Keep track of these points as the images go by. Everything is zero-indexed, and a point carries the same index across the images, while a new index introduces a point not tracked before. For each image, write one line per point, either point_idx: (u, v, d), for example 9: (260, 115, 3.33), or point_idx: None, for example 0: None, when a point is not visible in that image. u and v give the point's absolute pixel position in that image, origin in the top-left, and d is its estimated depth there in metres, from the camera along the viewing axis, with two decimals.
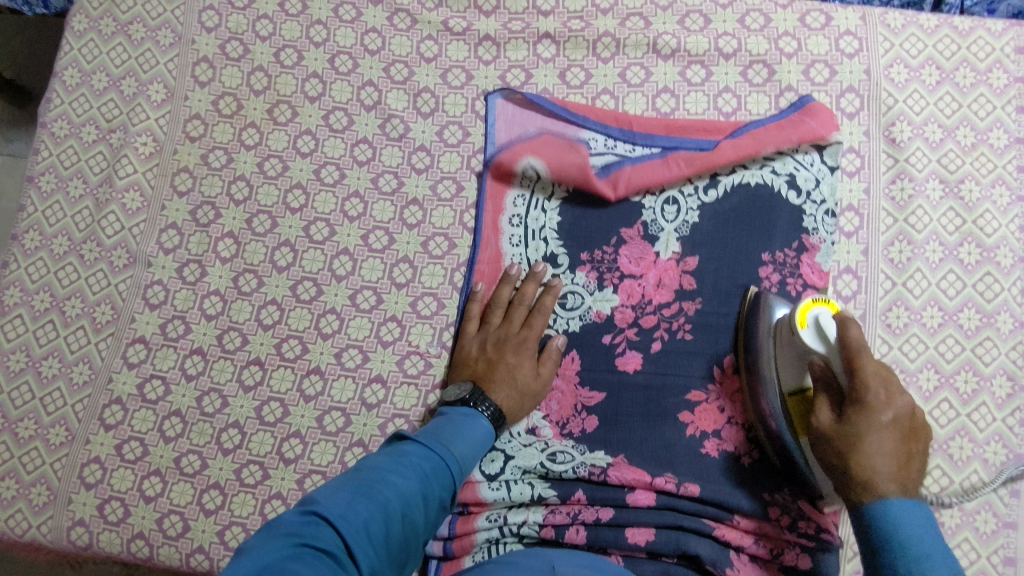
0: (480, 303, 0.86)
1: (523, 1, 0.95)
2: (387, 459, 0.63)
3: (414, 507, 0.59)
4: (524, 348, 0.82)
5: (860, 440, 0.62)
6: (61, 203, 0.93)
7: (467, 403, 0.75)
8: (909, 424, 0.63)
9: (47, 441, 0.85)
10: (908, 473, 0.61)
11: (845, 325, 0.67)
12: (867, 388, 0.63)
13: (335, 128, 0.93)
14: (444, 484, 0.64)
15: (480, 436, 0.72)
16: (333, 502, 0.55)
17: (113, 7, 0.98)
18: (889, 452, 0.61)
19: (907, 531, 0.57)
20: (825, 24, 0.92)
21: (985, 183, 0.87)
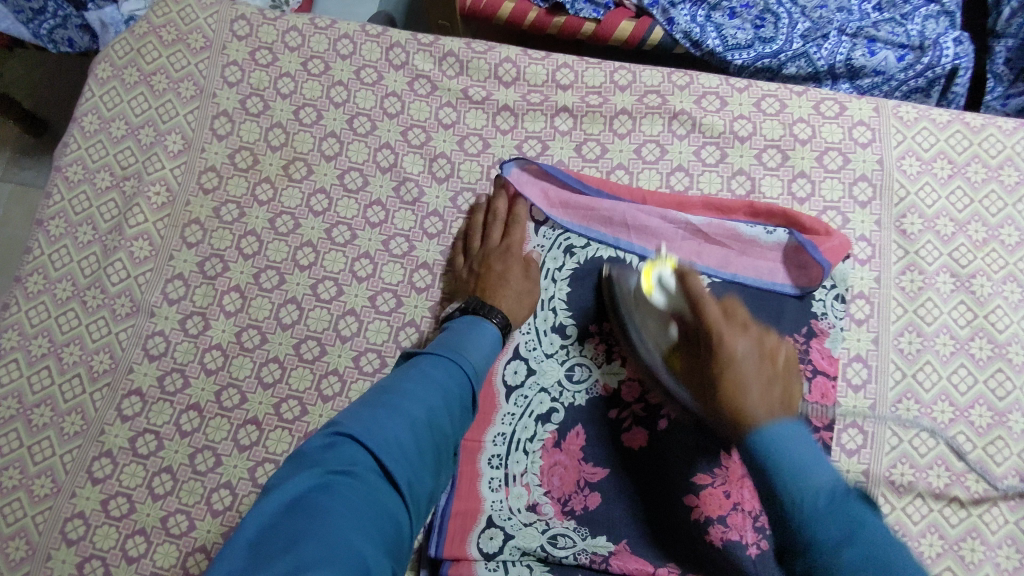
0: (461, 237, 0.91)
1: (543, 74, 0.96)
2: (403, 374, 0.66)
3: (439, 413, 0.64)
4: (509, 256, 0.87)
5: (724, 341, 0.66)
6: (69, 247, 0.92)
7: (465, 311, 0.79)
8: (772, 355, 0.67)
9: (31, 492, 0.83)
10: (777, 397, 0.62)
11: (685, 277, 0.74)
12: (717, 327, 0.68)
13: (349, 189, 0.94)
14: (461, 387, 0.68)
15: (490, 340, 0.76)
16: (355, 421, 0.59)
17: (137, 57, 0.99)
18: (754, 376, 0.63)
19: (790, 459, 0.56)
20: (839, 113, 0.93)
21: (997, 279, 0.87)
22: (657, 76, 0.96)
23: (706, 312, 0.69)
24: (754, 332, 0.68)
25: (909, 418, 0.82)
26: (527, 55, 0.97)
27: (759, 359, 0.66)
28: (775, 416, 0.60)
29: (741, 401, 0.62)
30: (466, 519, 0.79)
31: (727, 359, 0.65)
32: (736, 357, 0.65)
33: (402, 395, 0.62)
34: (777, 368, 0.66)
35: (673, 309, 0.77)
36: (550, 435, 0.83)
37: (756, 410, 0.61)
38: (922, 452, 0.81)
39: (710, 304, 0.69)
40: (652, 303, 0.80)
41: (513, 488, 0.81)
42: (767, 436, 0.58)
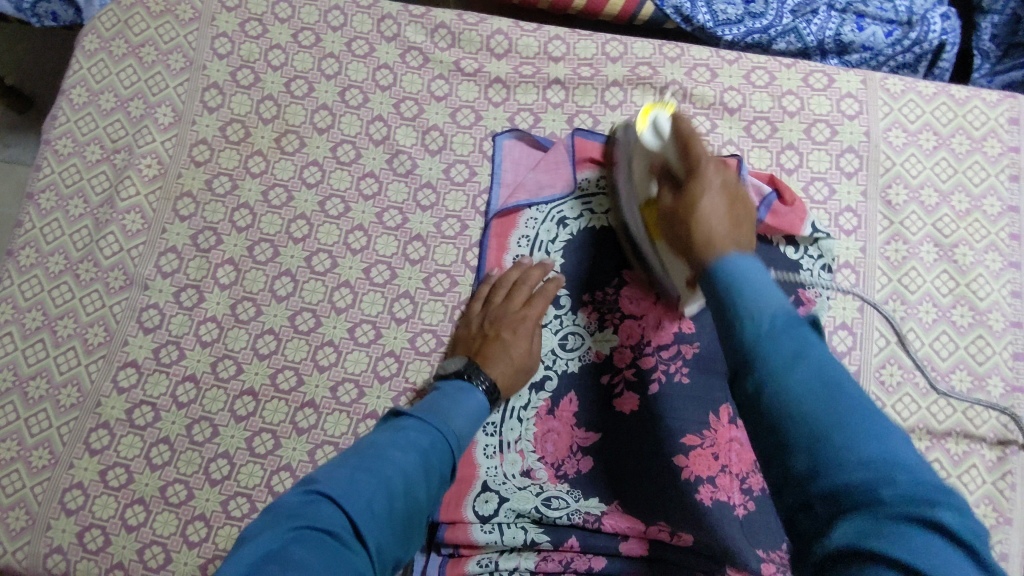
0: (490, 285, 0.87)
1: (535, 47, 0.97)
2: (387, 434, 0.65)
3: (416, 482, 0.62)
4: (522, 324, 0.83)
5: (694, 197, 0.66)
6: (60, 220, 0.92)
7: (461, 376, 0.76)
8: (736, 192, 0.68)
9: (29, 463, 0.83)
10: (742, 236, 0.63)
11: (680, 120, 0.72)
12: (699, 161, 0.69)
13: (342, 161, 0.94)
14: (442, 455, 0.66)
15: (475, 408, 0.73)
16: (333, 480, 0.59)
17: (125, 28, 0.98)
18: (722, 210, 0.65)
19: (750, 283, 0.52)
20: (827, 85, 0.94)
21: (979, 248, 0.89)
22: (649, 48, 0.96)
23: (696, 146, 0.70)
24: (731, 174, 0.70)
25: (892, 383, 0.85)
26: (518, 27, 0.97)
27: (729, 197, 0.67)
28: (743, 247, 0.60)
29: (702, 219, 0.63)
30: (462, 484, 0.81)
31: (698, 191, 0.66)
32: (707, 211, 0.64)
33: (382, 458, 0.61)
34: (741, 209, 0.67)
35: (666, 151, 0.74)
36: (544, 402, 0.84)
37: (725, 241, 0.60)
38: (904, 416, 0.84)
39: (701, 144, 0.70)
40: (642, 143, 0.78)
41: (508, 454, 0.82)
42: (738, 270, 0.54)
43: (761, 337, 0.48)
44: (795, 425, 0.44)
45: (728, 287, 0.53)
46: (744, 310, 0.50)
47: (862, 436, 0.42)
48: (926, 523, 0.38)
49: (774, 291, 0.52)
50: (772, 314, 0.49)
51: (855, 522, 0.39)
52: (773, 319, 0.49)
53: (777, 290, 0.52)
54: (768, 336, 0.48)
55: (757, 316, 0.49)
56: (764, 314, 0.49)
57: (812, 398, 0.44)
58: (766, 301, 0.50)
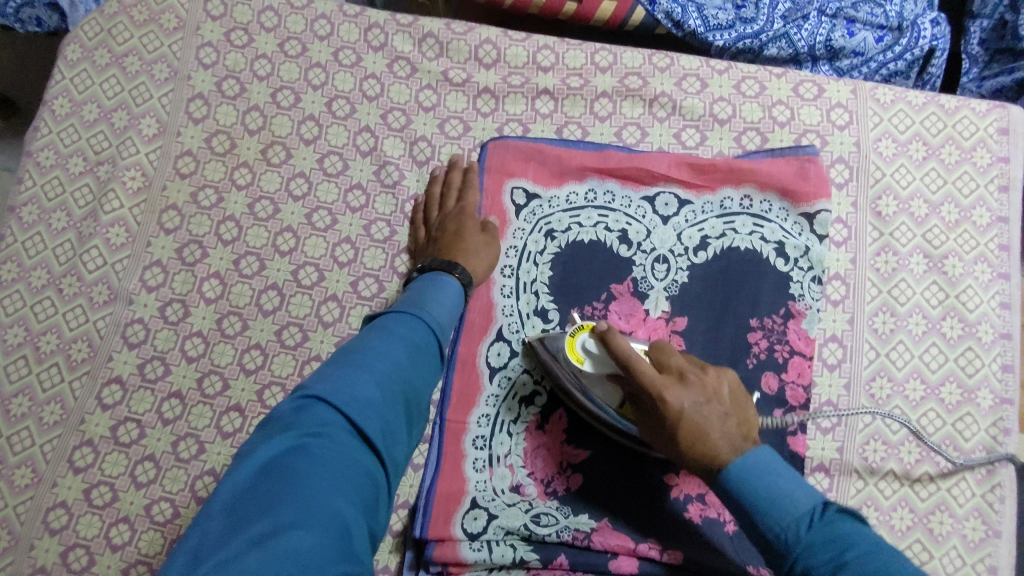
0: (422, 207, 0.90)
1: (523, 56, 0.96)
2: (366, 335, 0.65)
3: (405, 367, 0.64)
4: (467, 217, 0.86)
5: (683, 430, 0.68)
6: (42, 234, 0.90)
7: (425, 272, 0.78)
8: (715, 394, 0.71)
9: (12, 482, 0.82)
10: (737, 432, 0.68)
11: (611, 338, 0.72)
12: (659, 383, 0.69)
13: (329, 173, 0.93)
14: (430, 344, 0.69)
15: (451, 296, 0.76)
16: (323, 383, 0.59)
17: (108, 38, 0.96)
18: (714, 420, 0.68)
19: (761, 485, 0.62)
20: (817, 95, 0.94)
21: (968, 259, 0.89)
22: (638, 58, 0.96)
23: (642, 373, 0.70)
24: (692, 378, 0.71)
25: (881, 395, 0.85)
26: (507, 37, 0.97)
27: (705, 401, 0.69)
28: (741, 449, 0.66)
29: (705, 447, 0.67)
30: (451, 500, 0.80)
31: (676, 414, 0.68)
32: (704, 428, 0.67)
33: (367, 354, 0.62)
34: (724, 402, 0.71)
35: (608, 372, 0.75)
36: (534, 417, 0.83)
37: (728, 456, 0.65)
38: (894, 429, 0.84)
39: (644, 366, 0.70)
40: (583, 370, 0.77)
41: (497, 469, 0.82)
42: (743, 474, 0.63)
43: (813, 541, 0.57)
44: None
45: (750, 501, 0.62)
46: (772, 506, 0.60)
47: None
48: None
49: (794, 481, 0.62)
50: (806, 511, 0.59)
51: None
52: (805, 524, 0.59)
53: (795, 477, 0.62)
54: (808, 538, 0.58)
55: (796, 517, 0.59)
56: (797, 517, 0.59)
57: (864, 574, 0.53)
58: (791, 506, 0.60)
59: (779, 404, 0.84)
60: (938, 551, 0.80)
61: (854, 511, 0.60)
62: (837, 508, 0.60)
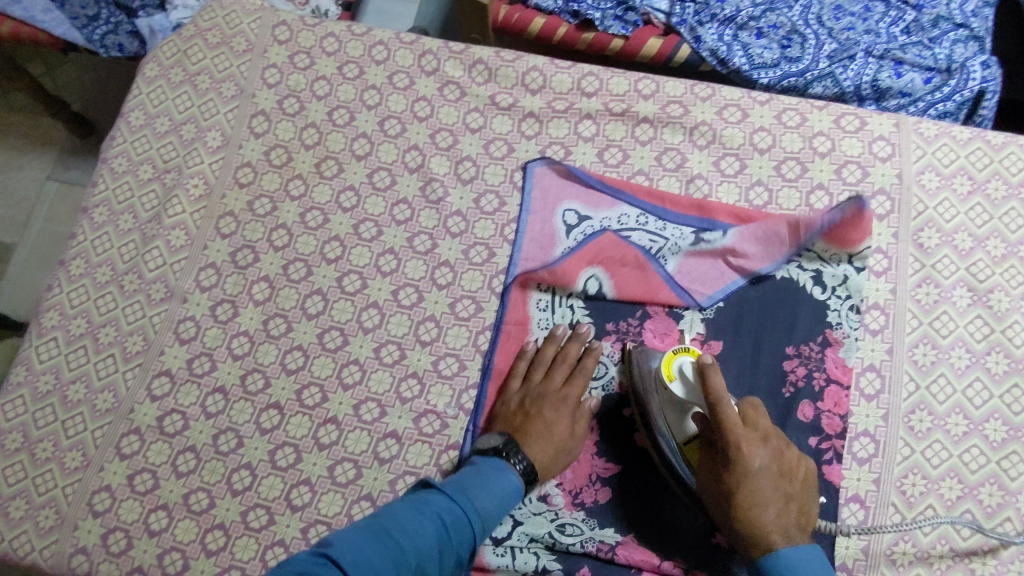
0: (526, 360, 0.88)
1: (568, 83, 0.99)
2: (409, 506, 0.68)
3: (426, 555, 0.64)
4: (563, 403, 0.83)
5: (742, 491, 0.70)
6: (110, 234, 0.96)
7: (496, 454, 0.78)
8: (783, 467, 0.72)
9: (63, 464, 0.86)
10: (790, 518, 0.70)
11: (709, 376, 0.74)
12: (737, 448, 0.70)
13: (377, 187, 0.97)
14: (462, 536, 0.69)
15: (506, 489, 0.75)
16: (345, 545, 0.61)
17: (184, 58, 1.04)
18: (769, 501, 0.69)
19: (803, 575, 0.66)
20: (859, 128, 0.94)
21: (1015, 295, 0.87)
22: (680, 87, 0.98)
23: (724, 415, 0.71)
24: (772, 445, 0.72)
25: (921, 429, 0.83)
26: (553, 64, 1.00)
27: (776, 476, 0.71)
28: (793, 539, 0.69)
29: (755, 518, 0.69)
30: None
31: (744, 475, 0.70)
32: (766, 530, 0.69)
33: (397, 528, 0.64)
34: (788, 486, 0.71)
35: (694, 401, 0.78)
36: None
37: (774, 539, 0.68)
38: (934, 463, 0.81)
39: (729, 408, 0.71)
40: (670, 394, 0.79)
41: None
42: (790, 559, 0.67)
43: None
44: None
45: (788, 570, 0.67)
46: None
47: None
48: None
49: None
50: None
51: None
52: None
53: (830, 574, 0.67)
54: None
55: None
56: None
57: None
58: None
59: (812, 432, 0.83)
60: None
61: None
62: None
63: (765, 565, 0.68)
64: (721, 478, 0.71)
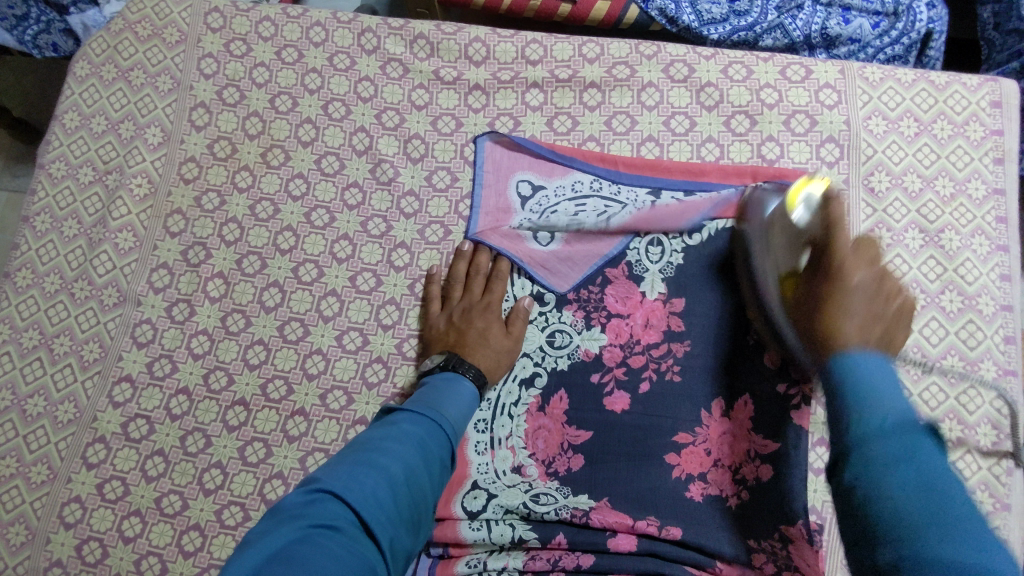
0: (438, 284, 0.90)
1: (512, 52, 0.98)
2: (380, 430, 0.66)
3: (416, 469, 0.63)
4: (491, 311, 0.86)
5: (835, 279, 0.63)
6: (55, 242, 0.94)
7: (445, 368, 0.79)
8: (890, 303, 0.62)
9: (28, 479, 0.85)
10: (877, 333, 0.59)
11: (828, 203, 0.71)
12: (842, 242, 0.66)
13: (326, 173, 0.95)
14: (440, 443, 0.68)
15: (466, 397, 0.76)
16: (336, 477, 0.58)
17: (115, 54, 1.00)
18: (861, 311, 0.60)
19: (861, 374, 0.53)
20: (805, 77, 0.94)
21: (965, 232, 0.88)
22: (625, 48, 0.97)
23: (838, 237, 0.66)
24: (881, 270, 0.64)
25: None
26: (495, 34, 0.99)
27: (875, 294, 0.62)
28: (868, 346, 0.57)
29: (834, 318, 0.60)
30: (451, 484, 0.81)
31: (838, 275, 0.63)
32: (846, 308, 0.60)
33: (379, 451, 0.62)
34: (885, 327, 0.61)
35: (810, 228, 0.74)
36: (534, 398, 0.85)
37: (850, 338, 0.57)
38: None
39: (845, 231, 0.67)
40: (790, 220, 0.77)
41: (499, 450, 0.83)
42: (854, 363, 0.54)
43: (869, 436, 0.48)
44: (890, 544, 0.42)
45: (839, 386, 0.54)
46: (861, 404, 0.51)
47: (953, 519, 0.42)
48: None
49: (896, 394, 0.51)
50: (885, 415, 0.49)
51: None
52: (887, 419, 0.49)
53: (902, 393, 0.51)
54: (889, 442, 0.47)
55: (874, 414, 0.49)
56: (884, 414, 0.49)
57: (909, 477, 0.44)
58: (883, 403, 0.50)
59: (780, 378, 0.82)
60: None
61: (945, 442, 0.48)
62: (925, 430, 0.48)
63: (833, 366, 0.56)
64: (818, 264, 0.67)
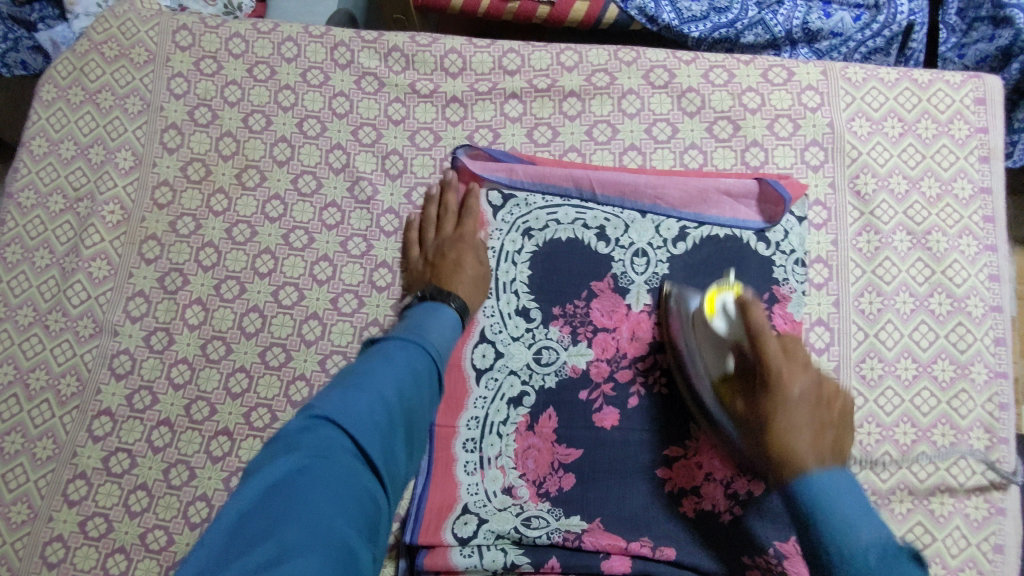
0: (416, 230, 0.91)
1: (489, 62, 0.96)
2: (368, 357, 0.65)
3: (408, 392, 0.63)
4: (464, 243, 0.87)
5: (777, 415, 0.62)
6: (27, 273, 0.92)
7: (424, 299, 0.78)
8: (823, 394, 0.64)
9: (9, 519, 0.83)
10: (827, 446, 0.60)
11: (748, 307, 0.66)
12: (776, 362, 0.64)
13: (303, 193, 0.93)
14: (429, 366, 0.67)
15: (447, 322, 0.75)
16: (330, 401, 0.58)
17: (81, 76, 0.98)
18: (804, 426, 0.61)
19: (835, 505, 0.55)
20: (787, 79, 0.93)
21: (952, 233, 0.87)
22: (604, 55, 0.95)
23: (766, 347, 0.65)
24: (814, 370, 0.65)
25: (873, 376, 0.83)
26: (471, 44, 0.97)
27: (815, 403, 0.63)
28: (827, 463, 0.58)
29: (787, 445, 0.60)
30: (441, 510, 0.80)
31: (779, 397, 0.63)
32: (785, 428, 0.61)
33: (369, 375, 0.61)
34: (826, 416, 0.63)
35: (736, 338, 0.71)
36: (523, 418, 0.83)
37: (806, 456, 0.59)
38: (887, 410, 0.82)
39: (772, 338, 0.65)
40: (710, 328, 0.75)
41: (488, 471, 0.82)
42: (822, 492, 0.56)
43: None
44: None
45: (812, 509, 0.56)
46: (838, 529, 0.53)
47: None
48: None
49: (870, 515, 0.54)
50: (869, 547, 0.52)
51: None
52: (876, 554, 0.51)
53: (868, 519, 0.54)
54: (873, 567, 0.51)
55: (856, 551, 0.52)
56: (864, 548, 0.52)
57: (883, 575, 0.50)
58: (862, 539, 0.52)
59: None
60: (940, 533, 0.79)
61: (925, 563, 0.52)
62: (906, 552, 0.52)
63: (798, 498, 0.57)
64: (757, 401, 0.65)
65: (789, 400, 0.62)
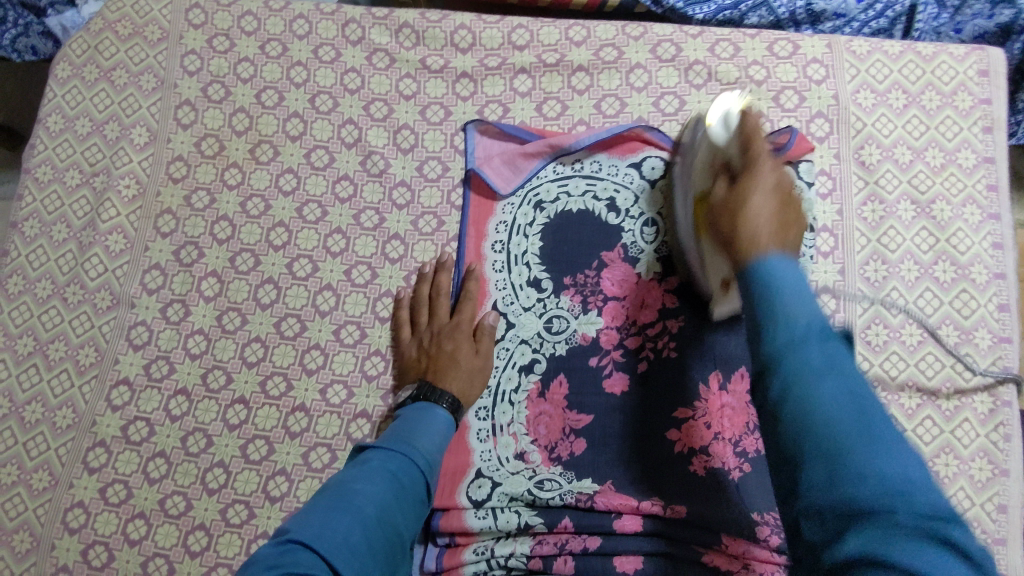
0: (406, 307, 0.88)
1: (499, 38, 0.97)
2: (353, 469, 0.66)
3: (388, 508, 0.63)
4: (460, 332, 0.85)
5: (744, 197, 0.57)
6: (45, 247, 0.93)
7: (417, 398, 0.78)
8: (794, 200, 0.58)
9: (30, 486, 0.85)
10: (790, 237, 0.55)
11: (746, 115, 0.65)
12: (756, 159, 0.60)
13: (316, 167, 0.95)
14: (413, 478, 0.68)
15: (440, 427, 0.75)
16: (307, 524, 0.58)
17: (96, 54, 0.99)
18: (768, 212, 0.55)
19: (778, 285, 0.50)
20: (792, 52, 0.94)
21: (957, 202, 0.88)
22: (611, 30, 0.96)
23: (754, 137, 0.62)
24: (790, 180, 0.60)
25: (878, 342, 0.85)
26: (481, 20, 0.98)
27: (783, 201, 0.57)
28: (787, 250, 0.53)
29: (742, 234, 0.55)
30: (456, 474, 0.82)
31: (749, 189, 0.58)
32: (755, 211, 0.55)
33: (351, 492, 0.62)
34: (794, 216, 0.57)
35: (729, 142, 0.67)
36: (534, 385, 0.85)
37: (767, 243, 0.53)
38: (893, 374, 0.84)
39: (762, 140, 0.62)
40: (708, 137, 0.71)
41: (500, 437, 0.83)
42: (769, 276, 0.50)
43: (795, 341, 0.46)
44: (821, 455, 0.41)
45: (758, 289, 0.50)
46: (777, 311, 0.48)
47: (890, 453, 0.41)
48: (945, 544, 0.37)
49: (809, 296, 0.49)
50: (806, 320, 0.47)
51: (851, 540, 0.38)
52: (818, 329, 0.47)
53: (809, 300, 0.49)
54: (814, 366, 0.45)
55: (793, 319, 0.47)
56: (802, 321, 0.47)
57: (838, 399, 0.43)
58: (800, 315, 0.47)
59: None
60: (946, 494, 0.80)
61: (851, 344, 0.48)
62: (836, 333, 0.47)
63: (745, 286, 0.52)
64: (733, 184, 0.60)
65: (758, 195, 0.57)
